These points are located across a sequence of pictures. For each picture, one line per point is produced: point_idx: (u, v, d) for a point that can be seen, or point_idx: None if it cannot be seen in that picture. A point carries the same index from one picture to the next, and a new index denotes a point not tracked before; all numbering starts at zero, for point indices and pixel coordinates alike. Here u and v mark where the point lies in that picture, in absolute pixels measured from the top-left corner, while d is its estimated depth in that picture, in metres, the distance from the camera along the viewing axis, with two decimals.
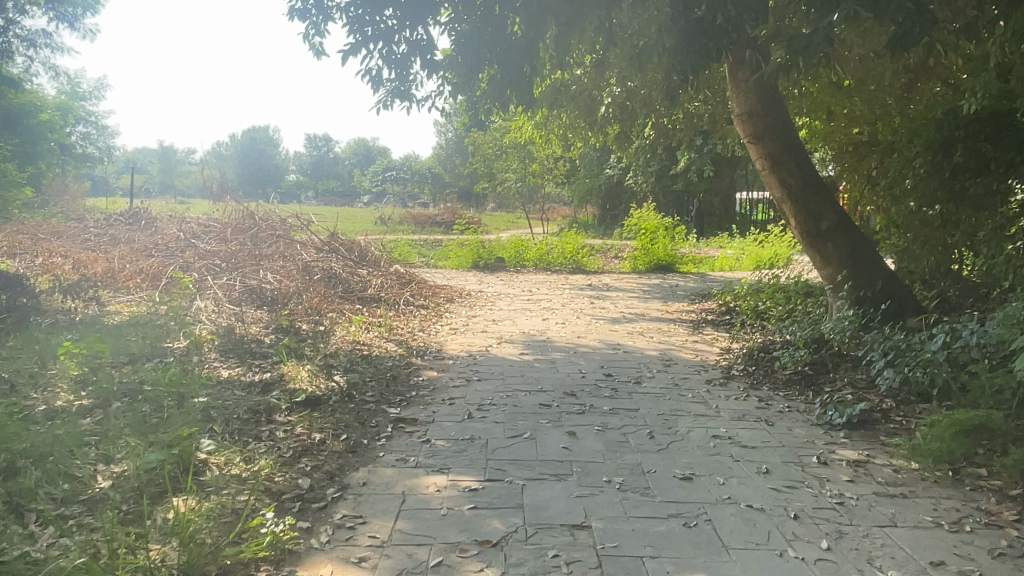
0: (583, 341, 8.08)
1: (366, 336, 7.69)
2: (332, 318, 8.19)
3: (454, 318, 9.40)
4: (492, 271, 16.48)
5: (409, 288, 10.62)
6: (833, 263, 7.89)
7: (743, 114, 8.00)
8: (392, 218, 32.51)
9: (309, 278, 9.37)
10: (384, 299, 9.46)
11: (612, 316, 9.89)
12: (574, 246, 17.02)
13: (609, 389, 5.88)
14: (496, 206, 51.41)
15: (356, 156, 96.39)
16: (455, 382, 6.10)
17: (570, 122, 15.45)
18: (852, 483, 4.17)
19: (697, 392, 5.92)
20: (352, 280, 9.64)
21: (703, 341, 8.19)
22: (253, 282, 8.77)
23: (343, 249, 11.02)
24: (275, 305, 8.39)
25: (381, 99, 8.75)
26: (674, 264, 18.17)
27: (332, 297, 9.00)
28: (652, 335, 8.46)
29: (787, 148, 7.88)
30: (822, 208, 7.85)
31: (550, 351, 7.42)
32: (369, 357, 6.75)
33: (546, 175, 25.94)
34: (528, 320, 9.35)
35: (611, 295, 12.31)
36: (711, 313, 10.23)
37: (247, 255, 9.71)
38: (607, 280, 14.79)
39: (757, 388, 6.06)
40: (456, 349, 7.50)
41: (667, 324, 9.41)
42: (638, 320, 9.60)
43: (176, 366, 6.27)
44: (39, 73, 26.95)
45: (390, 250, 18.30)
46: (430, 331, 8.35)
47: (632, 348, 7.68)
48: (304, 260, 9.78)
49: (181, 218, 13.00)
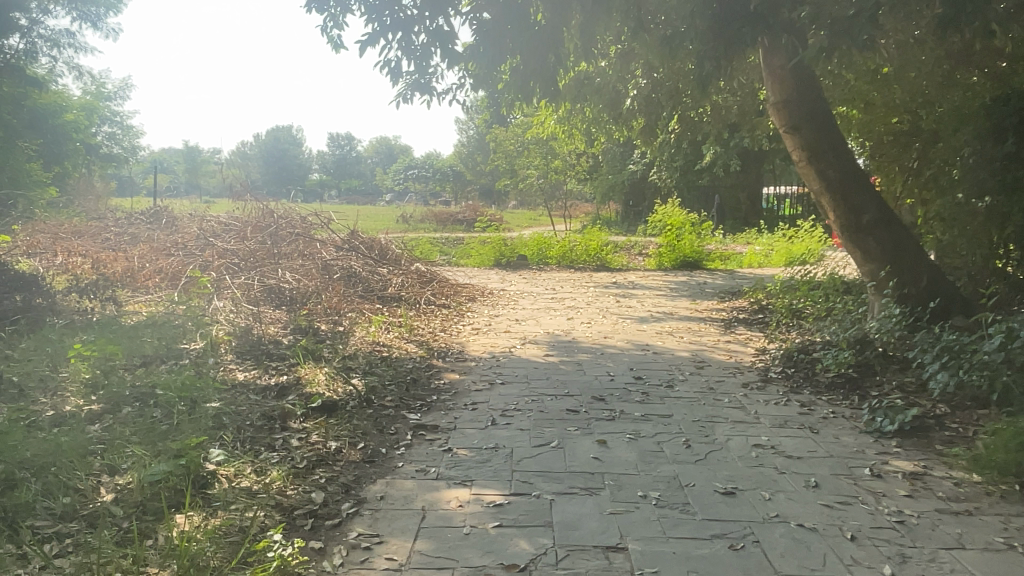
0: (610, 341, 7.77)
1: (386, 337, 7.44)
2: (352, 318, 7.96)
3: (476, 318, 9.13)
4: (515, 269, 16.22)
5: (430, 287, 10.37)
6: (874, 258, 7.49)
7: (778, 103, 7.62)
8: (413, 216, 32.37)
9: (328, 277, 9.17)
10: (405, 298, 9.22)
11: (640, 315, 9.55)
12: (598, 243, 16.69)
13: (640, 393, 5.57)
14: (517, 203, 51.08)
15: (378, 155, 96.66)
16: (478, 385, 5.82)
17: (594, 116, 15.11)
18: (910, 498, 3.83)
19: (734, 397, 5.58)
20: (373, 279, 9.41)
21: (737, 341, 7.82)
22: (271, 281, 8.57)
23: (363, 247, 10.80)
24: (294, 305, 8.18)
25: (401, 92, 8.53)
26: (701, 261, 17.74)
27: (352, 296, 8.78)
28: (683, 336, 8.11)
29: (825, 138, 7.49)
30: (863, 201, 7.45)
31: (576, 353, 7.12)
32: (389, 359, 6.50)
33: (568, 171, 25.61)
34: (553, 320, 9.05)
35: (638, 293, 11.96)
36: (743, 312, 9.85)
37: (266, 254, 9.52)
38: (632, 277, 14.44)
39: (798, 393, 5.71)
40: (478, 350, 7.23)
41: (698, 323, 9.06)
42: (667, 320, 9.25)
43: (191, 369, 6.08)
44: (63, 74, 27.18)
45: (411, 247, 18.10)
46: (451, 332, 8.08)
47: (662, 349, 7.35)
48: (323, 258, 9.57)
49: (201, 216, 12.90)
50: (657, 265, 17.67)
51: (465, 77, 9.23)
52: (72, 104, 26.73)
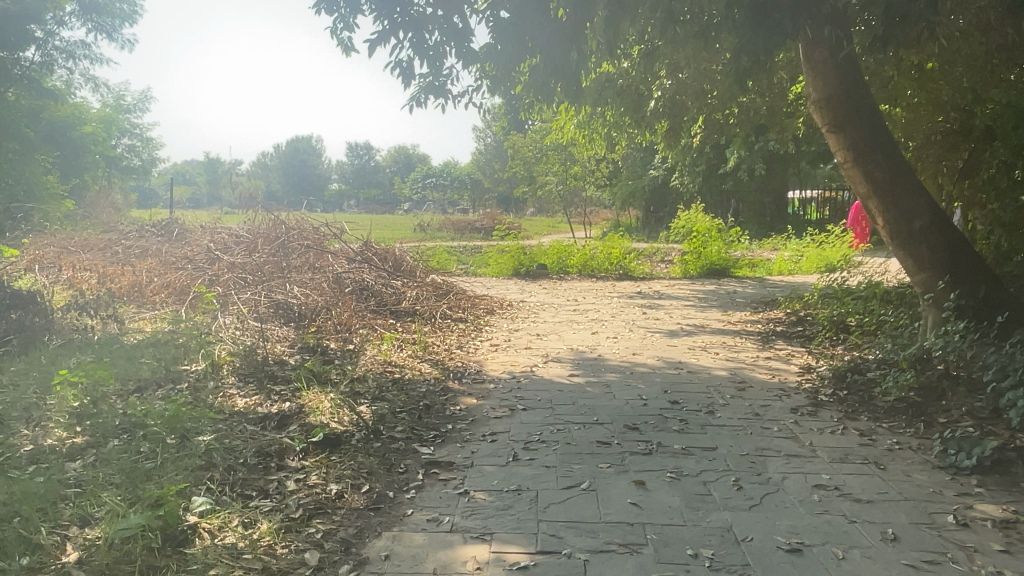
0: (639, 358, 7.21)
1: (399, 356, 6.95)
2: (362, 335, 7.48)
3: (496, 333, 8.62)
4: (535, 279, 15.69)
5: (447, 299, 9.87)
6: (927, 268, 6.87)
7: (820, 100, 7.05)
8: (431, 225, 32.01)
9: (340, 290, 8.71)
10: (420, 312, 8.73)
11: (670, 328, 8.98)
12: (620, 250, 16.15)
13: (678, 422, 5.01)
14: (536, 211, 50.53)
15: (397, 164, 96.82)
16: (498, 412, 5.29)
17: (616, 119, 14.58)
18: (1010, 556, 3.22)
19: (783, 425, 5.00)
20: (385, 292, 8.94)
21: (778, 358, 7.23)
22: (279, 296, 8.13)
23: (376, 258, 10.33)
24: (302, 321, 7.72)
25: (414, 95, 8.16)
26: (728, 268, 17.10)
27: (363, 311, 8.30)
28: (718, 352, 7.53)
29: (872, 137, 6.90)
30: (914, 205, 6.85)
31: (603, 372, 6.57)
32: (401, 381, 6.00)
33: (588, 177, 25.09)
34: (577, 335, 8.51)
35: (664, 304, 11.39)
36: (780, 324, 9.23)
37: (275, 267, 9.09)
38: (658, 287, 13.85)
39: (854, 420, 5.14)
40: (498, 370, 6.70)
41: (733, 337, 8.47)
42: (698, 333, 8.67)
43: (187, 395, 5.62)
44: (82, 85, 27.25)
45: (427, 258, 17.67)
46: (469, 349, 7.57)
47: (697, 367, 6.78)
48: (334, 271, 9.12)
49: (211, 228, 12.54)
50: (682, 273, 17.06)
51: (481, 78, 8.72)
52: (90, 116, 26.79)
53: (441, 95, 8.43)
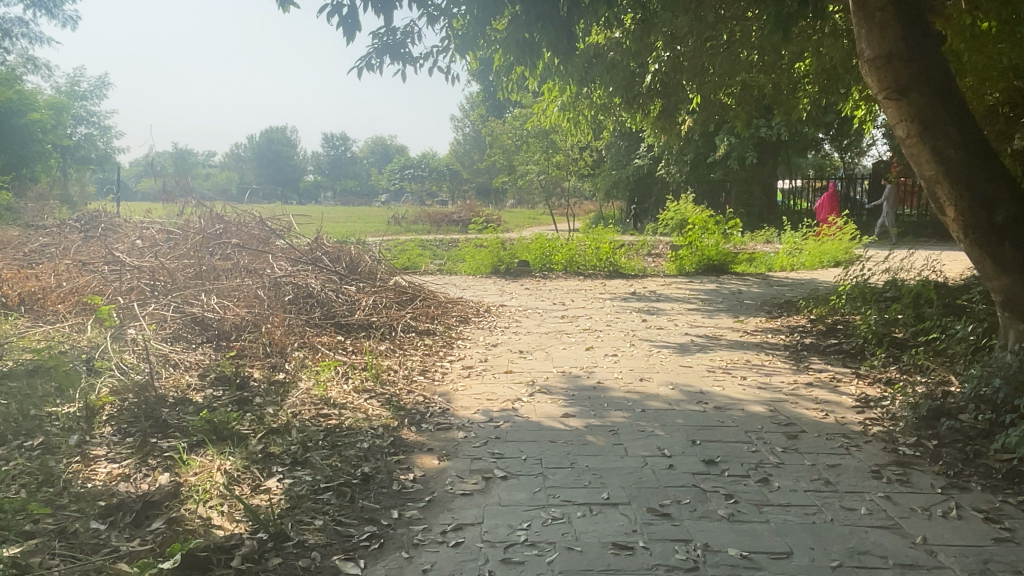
0: (651, 387, 5.68)
1: (340, 389, 5.34)
2: (297, 361, 5.86)
3: (469, 351, 7.03)
4: (516, 277, 14.14)
5: (411, 307, 8.24)
6: (1013, 271, 5.42)
7: (876, 58, 5.52)
8: (406, 217, 30.34)
9: (277, 299, 7.07)
10: (375, 326, 7.11)
11: (679, 342, 7.46)
12: (610, 245, 14.62)
13: (724, 503, 3.49)
14: (516, 202, 48.96)
15: (374, 156, 94.66)
16: (465, 484, 3.74)
17: (605, 101, 13.03)
18: None
19: (874, 505, 3.50)
20: (333, 299, 7.29)
21: (823, 387, 5.73)
22: (195, 309, 6.46)
23: (326, 259, 8.64)
24: (221, 343, 6.07)
25: (365, 55, 6.62)
26: (727, 264, 15.65)
27: (302, 326, 6.65)
28: (744, 375, 6.04)
29: (944, 104, 5.39)
30: (997, 191, 5.37)
31: (608, 410, 5.04)
32: (335, 433, 4.41)
33: (571, 166, 23.55)
34: (569, 353, 6.95)
35: (665, 308, 9.88)
36: (808, 334, 7.75)
37: (197, 271, 7.40)
38: (652, 286, 12.39)
39: (966, 490, 3.66)
40: (469, 406, 5.15)
41: (758, 353, 6.97)
42: (715, 349, 7.16)
43: (31, 460, 4.01)
44: (24, 68, 24.95)
45: (398, 255, 16.02)
46: (433, 376, 5.98)
47: (726, 402, 5.25)
48: (271, 274, 7.45)
49: (141, 224, 10.78)
50: (676, 269, 15.57)
51: (448, 35, 7.07)
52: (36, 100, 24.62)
53: (397, 57, 6.82)
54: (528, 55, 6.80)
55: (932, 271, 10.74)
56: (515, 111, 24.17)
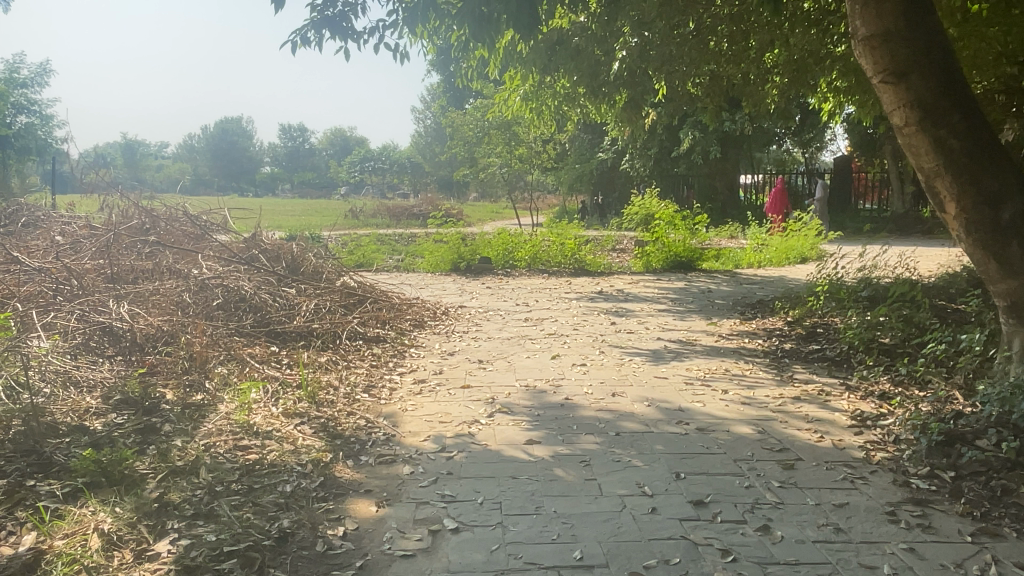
0: (624, 404, 5.07)
1: (266, 413, 4.59)
2: (219, 379, 5.09)
3: (422, 362, 6.32)
4: (476, 276, 13.42)
5: (359, 311, 7.48)
6: (1019, 273, 4.95)
7: (873, 37, 4.96)
8: (365, 211, 29.30)
9: (204, 304, 6.26)
10: (315, 334, 6.34)
11: (652, 349, 6.85)
12: (575, 241, 13.99)
13: (722, 563, 2.87)
14: (479, 196, 48.17)
15: (333, 148, 92.70)
16: (407, 541, 3.06)
17: (570, 91, 12.37)
18: None
19: (898, 561, 2.92)
20: (267, 304, 6.49)
21: (812, 402, 5.19)
22: (102, 318, 5.61)
23: (264, 258, 7.81)
24: (131, 358, 5.25)
25: (300, 27, 5.90)
26: (695, 261, 15.17)
27: (228, 337, 5.85)
28: (725, 389, 5.46)
29: (946, 90, 4.87)
30: (1003, 186, 4.89)
31: (577, 434, 4.39)
32: (253, 473, 3.69)
33: (534, 159, 22.88)
34: (533, 363, 6.28)
35: (634, 309, 9.28)
36: (788, 339, 7.23)
37: (111, 273, 6.52)
38: (620, 285, 11.79)
39: (999, 539, 3.12)
40: (419, 431, 4.47)
41: (737, 360, 6.41)
42: (690, 356, 6.57)
43: None
44: None
45: (351, 252, 15.14)
46: (378, 394, 5.26)
47: (709, 423, 4.65)
48: (198, 276, 6.62)
49: (55, 218, 9.73)
50: (643, 267, 15.02)
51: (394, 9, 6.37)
52: None
53: (338, 32, 6.10)
54: (485, 31, 6.13)
55: (907, 269, 10.37)
56: (476, 102, 23.40)
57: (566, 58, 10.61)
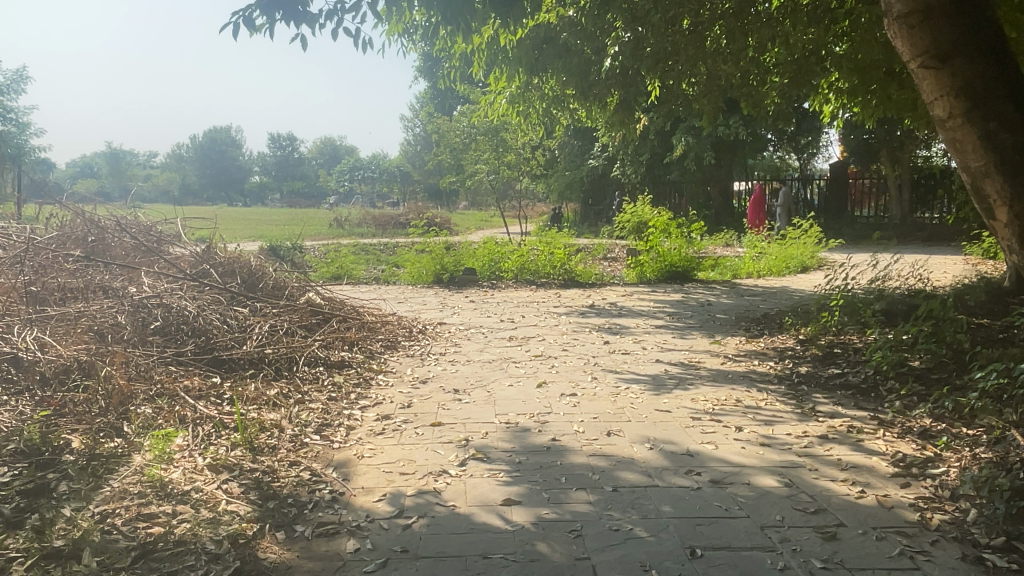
0: (622, 447, 4.28)
1: (189, 466, 3.77)
2: (138, 421, 4.25)
3: (389, 393, 5.50)
4: (461, 288, 12.62)
5: (323, 332, 6.65)
6: None
7: (911, 15, 4.23)
8: (350, 220, 28.46)
9: (137, 328, 5.41)
10: (266, 361, 5.51)
11: (651, 374, 6.05)
12: (565, 250, 13.21)
13: None
14: (469, 204, 47.59)
15: (323, 156, 91.97)
16: None
17: (559, 92, 11.60)
18: None
19: None
20: (212, 327, 5.65)
21: (843, 443, 4.41)
22: (9, 346, 4.77)
23: (217, 273, 6.96)
24: (37, 396, 4.41)
25: (246, 8, 5.15)
26: (691, 271, 14.39)
27: (160, 367, 5.01)
28: (740, 426, 4.68)
29: (997, 76, 4.15)
30: None
31: (567, 492, 3.59)
32: (151, 557, 2.88)
33: (523, 166, 22.14)
34: (516, 393, 5.48)
35: (630, 326, 8.49)
36: (804, 361, 6.47)
37: (31, 292, 5.65)
38: (613, 297, 11.03)
39: None
40: (373, 488, 3.65)
41: (749, 389, 5.63)
42: (696, 383, 5.79)
43: None
44: None
45: (329, 263, 14.29)
46: (332, 436, 4.44)
47: (725, 473, 3.87)
48: (134, 296, 5.77)
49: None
50: (637, 277, 14.27)
51: None
52: None
53: (292, 15, 5.34)
54: None
55: (921, 280, 9.66)
56: (464, 106, 22.68)
57: (554, 57, 9.87)
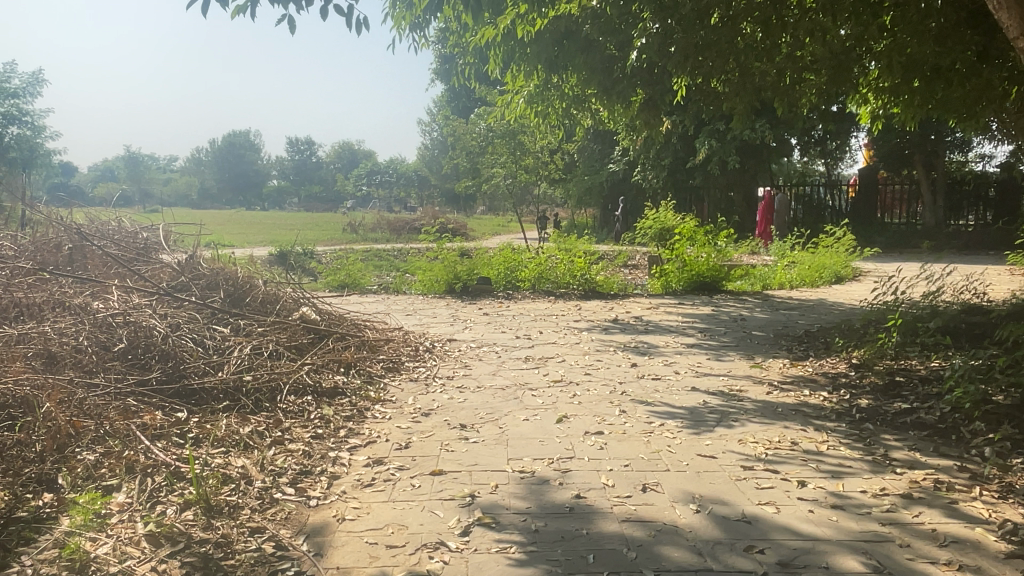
0: (661, 508, 3.49)
1: (126, 534, 3.04)
2: (77, 469, 3.52)
3: (385, 428, 4.74)
4: (475, 299, 11.86)
5: (317, 353, 5.93)
6: None
7: None
8: (364, 224, 27.83)
9: (94, 353, 4.70)
10: (243, 391, 4.78)
11: (688, 407, 5.24)
12: (585, 259, 12.41)
13: None
14: (486, 209, 46.94)
15: (340, 161, 91.97)
16: None
17: (581, 91, 10.81)
18: None
19: None
20: (184, 352, 4.93)
21: (933, 507, 3.60)
22: None
23: (198, 287, 6.25)
24: None
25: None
26: (719, 281, 13.51)
27: (115, 401, 4.28)
28: (803, 481, 3.87)
29: None
30: None
31: None
32: None
33: (541, 170, 21.34)
34: (531, 430, 4.69)
35: (658, 345, 7.68)
36: (864, 392, 5.65)
37: None
38: (638, 311, 10.20)
39: None
40: (352, 569, 2.90)
41: (804, 427, 4.82)
42: (741, 419, 4.98)
43: None
44: None
45: (336, 271, 13.57)
46: (311, 489, 3.70)
47: (795, 551, 3.07)
48: (98, 316, 5.07)
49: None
50: (661, 287, 13.44)
51: None
52: None
53: None
54: None
55: (975, 293, 8.76)
56: (480, 108, 21.94)
57: (575, 53, 9.05)
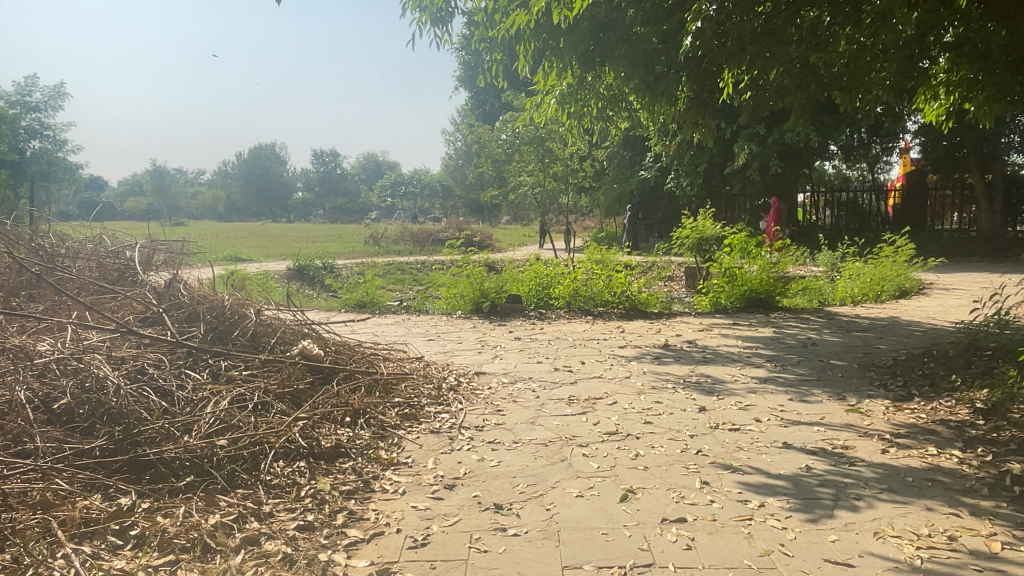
0: None
1: None
2: None
3: (397, 510, 3.60)
4: (504, 320, 10.73)
5: (318, 400, 4.82)
6: None
7: None
8: (387, 236, 26.94)
9: (23, 414, 3.67)
10: (214, 462, 3.70)
11: (790, 476, 4.05)
12: (625, 273, 11.23)
13: None
14: (512, 219, 45.85)
15: (365, 172, 91.66)
16: None
17: (619, 88, 9.66)
18: None
19: None
20: (141, 411, 3.88)
21: None
22: None
23: (175, 320, 5.21)
24: None
25: None
26: (774, 297, 12.24)
27: (39, 482, 3.26)
28: None
29: None
30: None
31: None
32: None
33: (570, 178, 20.12)
34: (589, 515, 3.51)
35: (725, 380, 6.46)
36: (1010, 453, 4.38)
37: None
38: (690, 335, 8.97)
39: None
40: None
41: (956, 511, 3.59)
42: (865, 497, 3.76)
43: None
44: None
45: (354, 289, 12.52)
46: None
47: None
48: (37, 362, 4.05)
49: None
50: (710, 305, 12.19)
51: None
52: None
53: None
54: None
55: None
56: (506, 114, 20.89)
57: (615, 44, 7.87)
